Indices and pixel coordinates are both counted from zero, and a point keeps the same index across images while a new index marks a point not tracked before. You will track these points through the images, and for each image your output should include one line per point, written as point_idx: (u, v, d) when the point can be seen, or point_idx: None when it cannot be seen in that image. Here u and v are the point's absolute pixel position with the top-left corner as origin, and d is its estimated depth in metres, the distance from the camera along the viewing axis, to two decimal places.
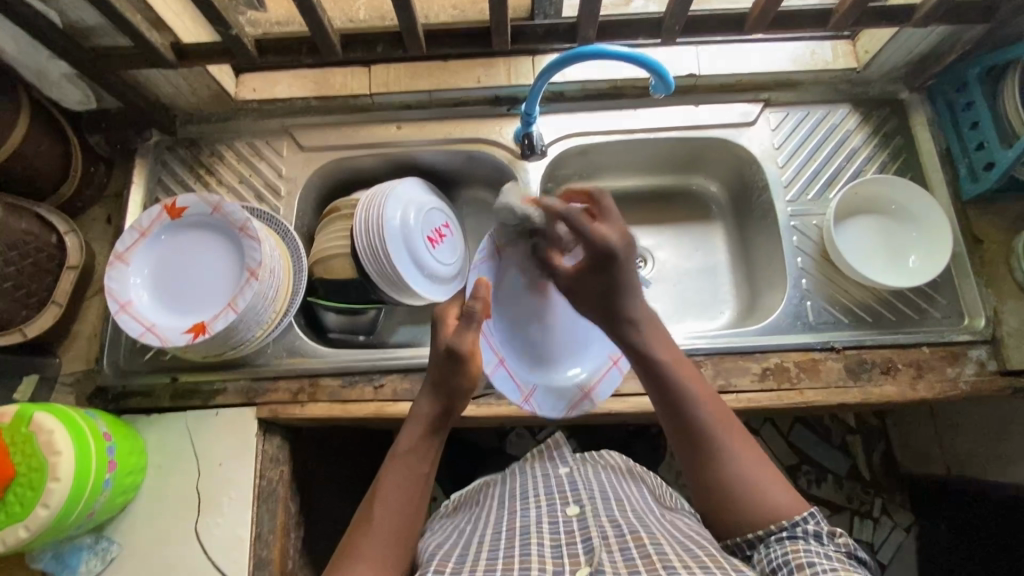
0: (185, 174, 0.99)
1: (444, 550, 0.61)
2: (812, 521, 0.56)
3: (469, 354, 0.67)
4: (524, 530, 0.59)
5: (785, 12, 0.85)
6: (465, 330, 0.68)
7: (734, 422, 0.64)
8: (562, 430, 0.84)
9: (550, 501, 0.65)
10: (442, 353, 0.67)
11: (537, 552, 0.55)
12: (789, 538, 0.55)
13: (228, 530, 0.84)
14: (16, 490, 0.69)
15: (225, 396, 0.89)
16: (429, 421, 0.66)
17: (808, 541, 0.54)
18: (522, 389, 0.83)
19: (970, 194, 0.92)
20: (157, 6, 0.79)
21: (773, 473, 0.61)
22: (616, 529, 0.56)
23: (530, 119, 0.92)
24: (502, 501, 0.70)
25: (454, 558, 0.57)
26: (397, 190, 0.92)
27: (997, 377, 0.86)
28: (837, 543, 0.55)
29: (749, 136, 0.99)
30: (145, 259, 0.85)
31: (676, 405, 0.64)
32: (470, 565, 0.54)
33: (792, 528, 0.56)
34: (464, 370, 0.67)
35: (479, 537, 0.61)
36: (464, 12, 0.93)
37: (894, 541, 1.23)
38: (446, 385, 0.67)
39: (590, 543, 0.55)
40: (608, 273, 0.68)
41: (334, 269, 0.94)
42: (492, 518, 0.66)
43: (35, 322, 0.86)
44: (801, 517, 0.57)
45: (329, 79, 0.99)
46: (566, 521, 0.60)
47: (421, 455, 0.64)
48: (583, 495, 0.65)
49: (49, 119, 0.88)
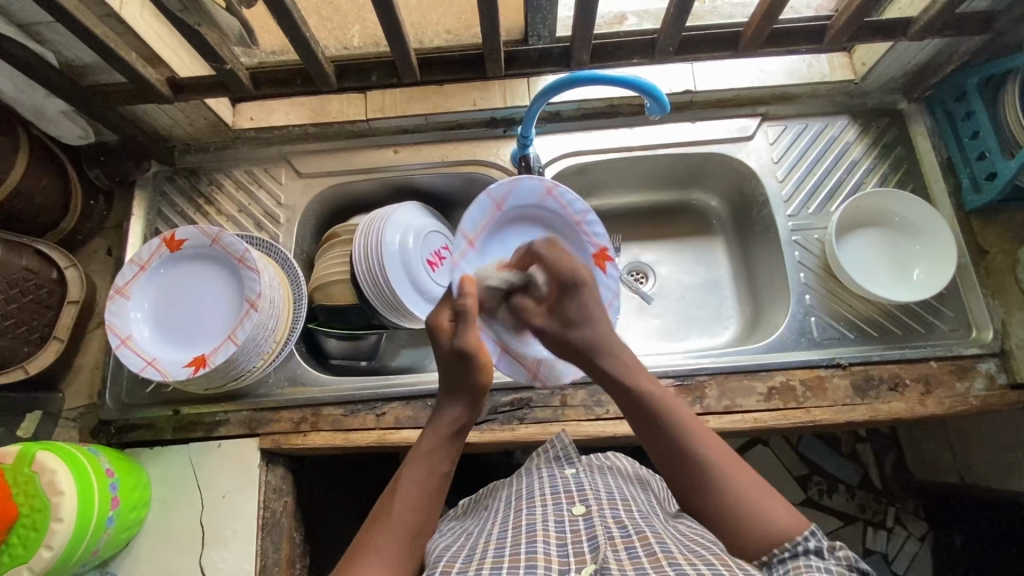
0: (185, 204, 0.99)
1: (448, 550, 0.58)
2: (813, 538, 0.54)
3: (477, 350, 0.66)
4: (530, 526, 0.59)
5: (779, 29, 0.84)
6: (462, 329, 0.67)
7: (717, 443, 0.62)
8: (567, 434, 0.78)
9: (556, 499, 0.64)
10: (449, 353, 0.66)
11: (543, 550, 0.54)
12: (791, 558, 0.53)
13: (234, 564, 0.83)
14: (19, 532, 0.68)
15: (227, 427, 0.89)
16: (453, 421, 0.65)
17: (810, 558, 0.52)
18: (528, 366, 0.85)
19: (973, 204, 0.91)
20: (152, 44, 0.79)
21: (766, 491, 0.58)
22: (621, 530, 0.56)
23: (527, 141, 0.92)
24: (506, 503, 0.69)
25: (461, 558, 0.55)
26: (397, 214, 0.91)
27: (1008, 391, 0.85)
28: (838, 557, 0.52)
29: (747, 151, 0.98)
30: (145, 293, 0.85)
31: (666, 437, 0.62)
32: (477, 563, 0.53)
33: (793, 547, 0.53)
34: (474, 364, 0.65)
35: (487, 537, 0.60)
36: (458, 36, 0.93)
37: (909, 551, 1.21)
38: (465, 384, 0.66)
39: (596, 542, 0.54)
40: (570, 303, 0.72)
41: (335, 295, 0.93)
42: (499, 518, 0.65)
43: (36, 360, 0.86)
44: (801, 535, 0.54)
45: (325, 106, 0.99)
46: (572, 520, 0.59)
47: (442, 454, 0.63)
48: (589, 494, 0.64)
49: (47, 155, 0.88)
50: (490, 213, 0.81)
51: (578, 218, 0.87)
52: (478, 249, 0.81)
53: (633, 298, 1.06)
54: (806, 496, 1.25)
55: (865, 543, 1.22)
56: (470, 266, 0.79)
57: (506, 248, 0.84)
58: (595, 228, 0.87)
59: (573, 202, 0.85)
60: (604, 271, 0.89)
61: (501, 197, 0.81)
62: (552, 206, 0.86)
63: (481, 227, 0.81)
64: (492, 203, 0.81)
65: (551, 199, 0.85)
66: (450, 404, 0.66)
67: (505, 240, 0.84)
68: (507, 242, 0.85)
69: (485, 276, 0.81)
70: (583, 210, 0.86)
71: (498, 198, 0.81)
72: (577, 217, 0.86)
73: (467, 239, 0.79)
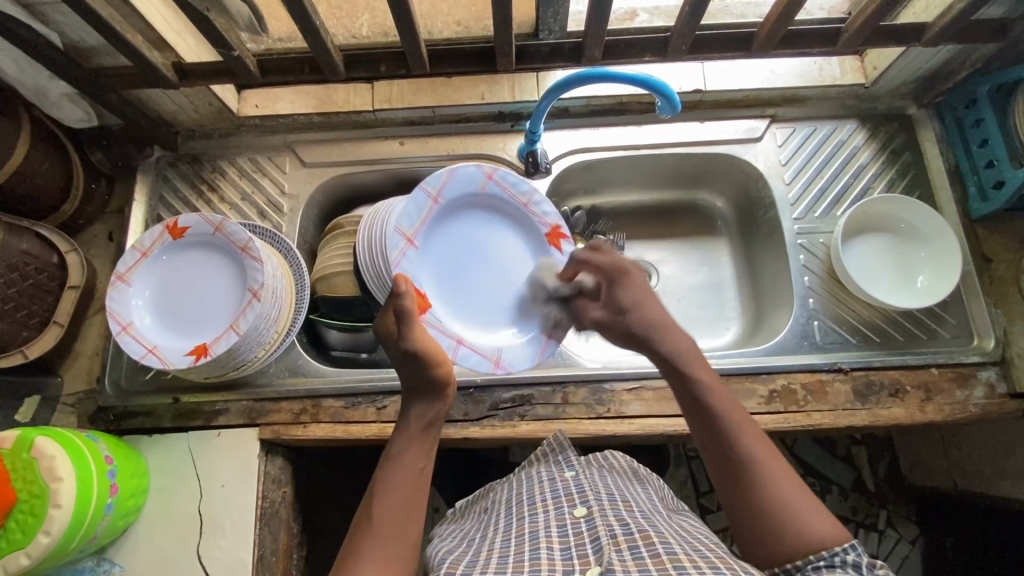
0: (187, 190, 0.98)
1: (454, 555, 0.59)
2: (852, 551, 0.53)
3: (421, 348, 0.65)
4: (533, 534, 0.58)
5: (793, 30, 0.83)
6: (405, 331, 0.66)
7: (769, 446, 0.62)
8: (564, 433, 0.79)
9: (556, 504, 0.63)
10: (400, 356, 0.66)
11: (546, 555, 0.54)
12: (826, 567, 0.53)
13: (230, 553, 0.83)
14: (17, 517, 0.68)
15: (227, 416, 0.89)
16: (422, 415, 0.65)
17: (846, 571, 0.52)
18: (489, 357, 0.85)
19: (979, 212, 0.91)
20: (158, 27, 0.78)
21: (811, 501, 0.58)
22: (624, 528, 0.56)
23: (533, 137, 0.91)
24: (509, 506, 0.69)
25: (464, 562, 0.56)
26: (400, 207, 0.86)
27: (1007, 400, 0.85)
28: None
29: (755, 152, 0.98)
30: (146, 280, 0.84)
31: (709, 426, 0.63)
32: (480, 568, 0.54)
33: (829, 556, 0.53)
34: (425, 362, 0.65)
35: (489, 544, 0.60)
36: (467, 29, 0.92)
37: (900, 554, 1.22)
38: (417, 380, 0.66)
39: (599, 542, 0.54)
40: (619, 297, 0.77)
41: (337, 286, 0.92)
42: (502, 524, 0.64)
43: (35, 343, 0.85)
44: (840, 547, 0.54)
45: (331, 95, 0.99)
46: (573, 523, 0.59)
47: (415, 450, 0.63)
48: (590, 495, 0.63)
49: (48, 137, 0.87)
50: (428, 209, 0.84)
51: (524, 199, 0.89)
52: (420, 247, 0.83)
53: None
54: None
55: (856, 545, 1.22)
56: (411, 263, 0.82)
57: (454, 236, 0.87)
58: (543, 207, 0.90)
59: (517, 183, 0.88)
60: (559, 248, 0.90)
61: (436, 191, 0.84)
62: (496, 190, 0.88)
63: (420, 224, 0.83)
64: (428, 198, 0.83)
65: (493, 182, 0.88)
66: (419, 401, 0.66)
67: (448, 230, 0.87)
68: (456, 229, 0.87)
69: (427, 270, 0.84)
70: (530, 191, 0.89)
71: (433, 193, 0.84)
72: (523, 198, 0.89)
73: (407, 238, 0.82)
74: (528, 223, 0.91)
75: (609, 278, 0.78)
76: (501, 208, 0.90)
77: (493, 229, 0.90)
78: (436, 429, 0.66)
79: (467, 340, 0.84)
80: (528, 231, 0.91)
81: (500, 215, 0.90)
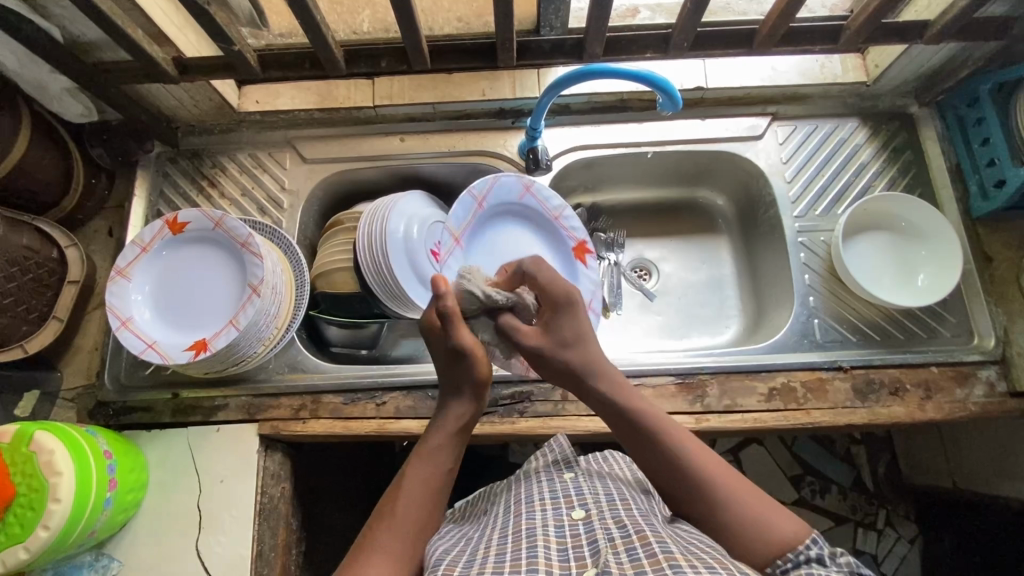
0: (187, 186, 0.98)
1: (450, 552, 0.57)
2: (815, 546, 0.53)
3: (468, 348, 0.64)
4: (529, 531, 0.58)
5: (796, 27, 0.83)
6: (450, 330, 0.64)
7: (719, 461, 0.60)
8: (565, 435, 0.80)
9: (554, 504, 0.64)
10: (445, 354, 0.66)
11: (543, 554, 0.54)
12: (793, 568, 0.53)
13: (229, 548, 0.83)
14: (16, 511, 0.68)
15: (226, 412, 0.88)
16: (460, 416, 0.65)
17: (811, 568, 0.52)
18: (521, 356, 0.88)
19: (980, 211, 0.91)
20: (159, 21, 0.78)
21: (772, 504, 0.57)
22: (621, 530, 0.56)
23: (535, 133, 0.92)
24: (508, 507, 0.68)
25: (461, 562, 0.55)
26: (399, 204, 0.90)
27: (1007, 399, 0.85)
28: (840, 564, 0.52)
29: (756, 150, 0.98)
30: (146, 274, 0.84)
31: (655, 458, 0.61)
32: (478, 567, 0.53)
33: (795, 556, 0.53)
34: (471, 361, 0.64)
35: (486, 542, 0.60)
36: (469, 24, 0.92)
37: (898, 554, 1.22)
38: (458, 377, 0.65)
39: (596, 546, 0.54)
40: (563, 323, 0.67)
41: (337, 282, 0.93)
42: (500, 522, 0.64)
43: (35, 338, 0.85)
44: (804, 542, 0.54)
45: (332, 91, 0.98)
46: (571, 525, 0.59)
47: (448, 450, 0.63)
48: (588, 498, 0.64)
49: (48, 132, 0.87)
50: (473, 211, 0.91)
51: (555, 213, 0.96)
52: (463, 246, 0.92)
53: (636, 294, 1.06)
54: (799, 496, 1.25)
55: (854, 544, 1.22)
56: (454, 260, 0.91)
57: (492, 242, 0.94)
58: (572, 222, 0.96)
59: (551, 198, 0.95)
60: (584, 264, 0.97)
61: (482, 194, 0.91)
62: (531, 202, 0.95)
63: (466, 224, 0.91)
64: (474, 202, 0.91)
65: (529, 195, 0.94)
66: (458, 402, 0.66)
67: (486, 235, 0.94)
68: (490, 236, 0.94)
69: (467, 271, 0.91)
70: (560, 207, 0.96)
71: (478, 196, 0.91)
72: (554, 212, 0.95)
73: (453, 236, 0.90)
74: (559, 237, 0.97)
75: (561, 301, 0.67)
76: (532, 222, 0.97)
77: (523, 240, 0.96)
78: (467, 429, 0.66)
79: None
80: (559, 246, 0.97)
81: (529, 226, 0.97)
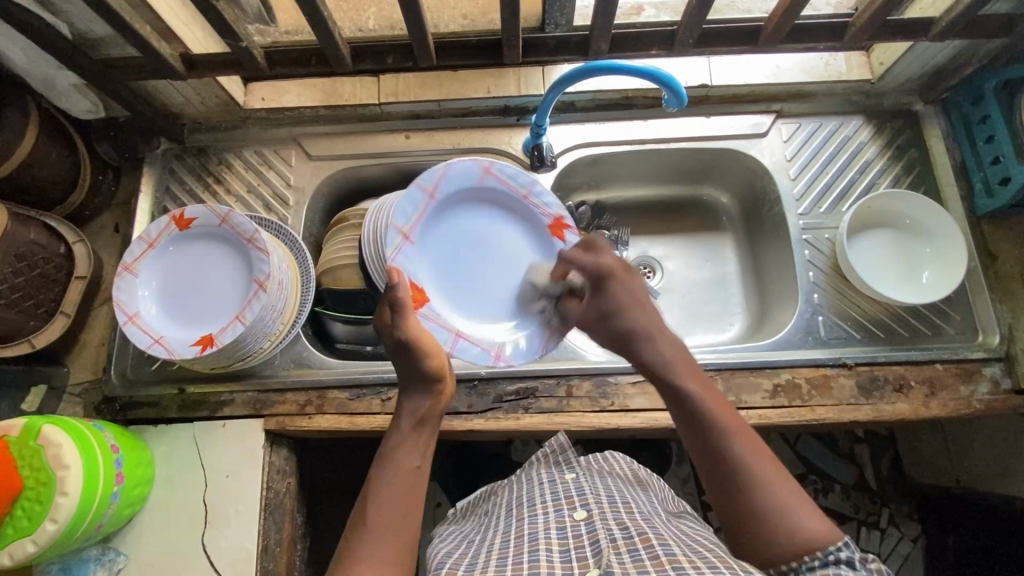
0: (194, 182, 0.99)
1: (453, 558, 0.59)
2: (846, 548, 0.53)
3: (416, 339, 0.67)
4: (532, 535, 0.58)
5: (800, 25, 0.83)
6: (402, 321, 0.68)
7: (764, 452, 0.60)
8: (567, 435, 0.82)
9: (557, 506, 0.64)
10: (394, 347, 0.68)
11: (546, 557, 0.54)
12: (821, 567, 0.52)
13: (236, 542, 0.83)
14: (23, 504, 0.68)
15: (232, 407, 0.89)
16: (414, 412, 0.66)
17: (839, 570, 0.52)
18: (487, 352, 0.84)
19: (985, 209, 0.91)
20: (166, 18, 0.78)
21: (806, 502, 0.57)
22: (623, 531, 0.56)
23: (540, 130, 0.93)
24: (508, 509, 0.69)
25: (464, 566, 0.56)
26: None
27: (1011, 396, 0.85)
28: (871, 570, 0.51)
29: (760, 148, 0.98)
30: (153, 270, 0.85)
31: (703, 434, 0.61)
32: (480, 572, 0.54)
33: (823, 556, 0.53)
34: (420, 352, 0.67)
35: (487, 546, 0.60)
36: (474, 22, 0.92)
37: (901, 553, 1.22)
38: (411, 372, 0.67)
39: (598, 546, 0.54)
40: (607, 295, 0.74)
41: (342, 279, 0.93)
42: (501, 526, 0.64)
43: (43, 332, 0.86)
44: (834, 545, 0.53)
45: (338, 89, 0.99)
46: (574, 525, 0.59)
47: (410, 446, 0.63)
48: (590, 499, 0.64)
49: (56, 128, 0.87)
50: (424, 204, 0.83)
51: (524, 193, 0.88)
52: (418, 239, 0.84)
53: None
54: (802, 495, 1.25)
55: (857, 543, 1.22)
56: (411, 257, 0.83)
57: (457, 229, 0.87)
58: (544, 198, 0.88)
59: (516, 175, 0.87)
60: (563, 240, 0.89)
61: (432, 185, 0.83)
62: (493, 183, 0.87)
63: (416, 219, 0.83)
64: (424, 193, 0.83)
65: (491, 176, 0.87)
66: (413, 397, 0.67)
67: (450, 223, 0.87)
68: (455, 224, 0.87)
69: (426, 263, 0.85)
70: (529, 182, 0.88)
71: (429, 188, 0.83)
72: (522, 191, 0.88)
73: (402, 234, 0.82)
74: (533, 216, 0.90)
75: (598, 278, 0.74)
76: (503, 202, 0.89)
77: (496, 225, 0.89)
78: (430, 423, 0.66)
79: (466, 334, 0.84)
80: (535, 227, 0.90)
81: (500, 208, 0.89)
